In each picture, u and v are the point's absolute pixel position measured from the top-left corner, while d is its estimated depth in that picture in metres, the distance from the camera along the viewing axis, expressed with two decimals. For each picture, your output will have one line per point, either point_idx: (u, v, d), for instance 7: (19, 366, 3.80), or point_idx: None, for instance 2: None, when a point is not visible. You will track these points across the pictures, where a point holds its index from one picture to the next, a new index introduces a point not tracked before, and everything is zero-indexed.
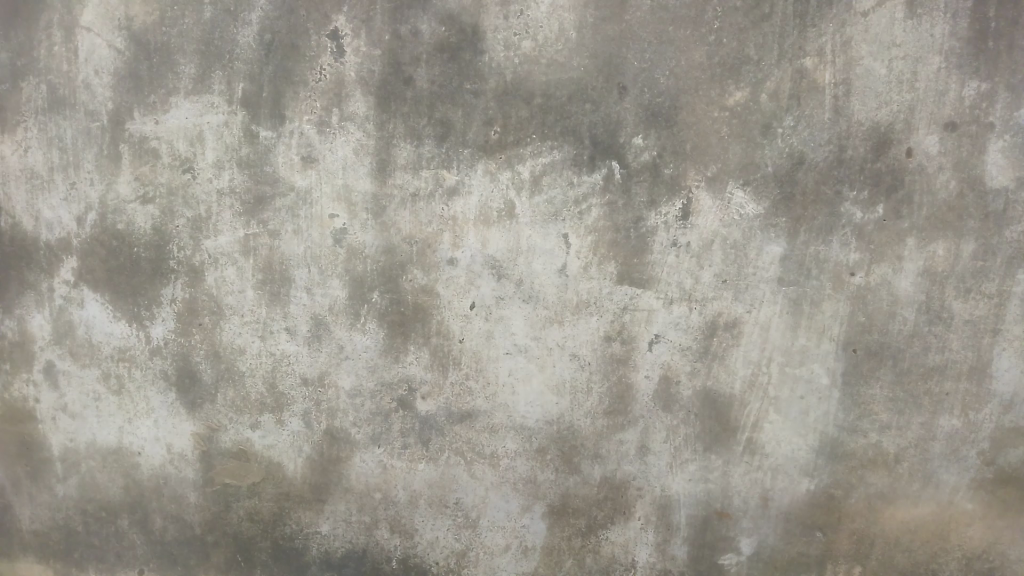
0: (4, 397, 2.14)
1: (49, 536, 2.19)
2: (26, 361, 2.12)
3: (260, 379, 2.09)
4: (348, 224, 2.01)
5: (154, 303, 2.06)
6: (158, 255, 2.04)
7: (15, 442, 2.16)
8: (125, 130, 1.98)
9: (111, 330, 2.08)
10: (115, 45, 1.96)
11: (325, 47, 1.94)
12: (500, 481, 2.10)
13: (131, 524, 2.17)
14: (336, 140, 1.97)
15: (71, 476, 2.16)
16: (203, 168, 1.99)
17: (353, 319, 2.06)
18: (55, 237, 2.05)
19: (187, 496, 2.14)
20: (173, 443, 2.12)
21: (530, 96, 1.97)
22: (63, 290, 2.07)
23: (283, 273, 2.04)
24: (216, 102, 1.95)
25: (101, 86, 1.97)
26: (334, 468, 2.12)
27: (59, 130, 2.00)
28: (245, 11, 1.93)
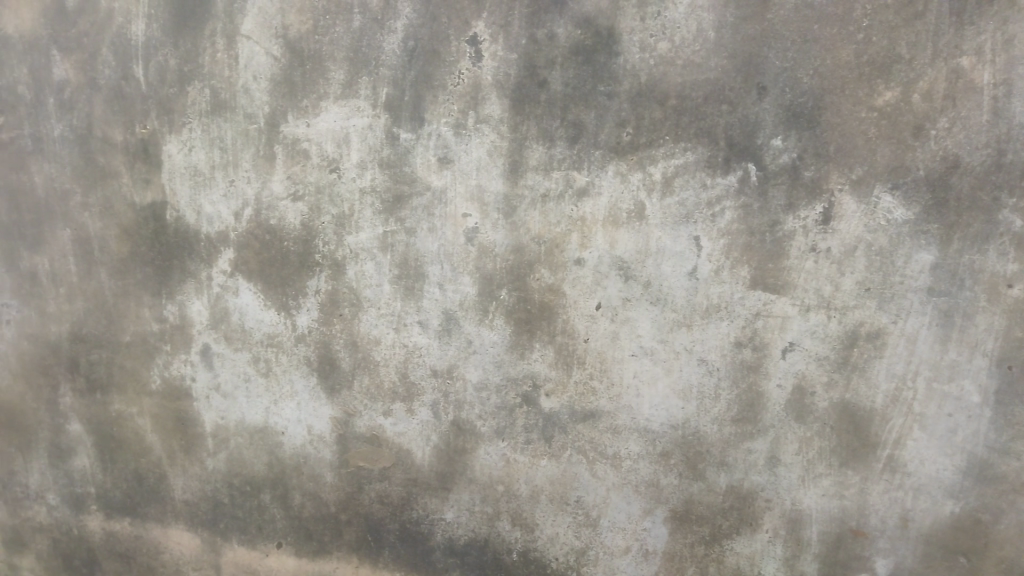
0: (164, 376, 2.31)
1: (198, 506, 2.36)
2: (185, 343, 2.28)
3: (393, 368, 2.20)
4: (480, 223, 2.06)
5: (300, 294, 2.20)
6: (305, 249, 2.17)
7: (173, 418, 2.32)
8: (279, 133, 2.09)
9: (261, 317, 2.23)
10: (272, 52, 2.04)
11: (463, 52, 1.98)
12: (622, 482, 2.12)
13: (272, 499, 2.32)
14: (471, 142, 2.02)
15: (220, 451, 2.32)
16: (348, 168, 2.09)
17: (481, 314, 2.12)
18: (215, 230, 2.19)
19: (323, 475, 2.28)
20: (313, 425, 2.26)
21: (664, 98, 1.95)
22: (220, 278, 2.22)
23: (417, 268, 2.12)
24: (361, 107, 2.04)
25: (258, 91, 2.07)
26: (459, 458, 2.20)
27: (221, 131, 2.12)
28: (391, 19, 1.99)
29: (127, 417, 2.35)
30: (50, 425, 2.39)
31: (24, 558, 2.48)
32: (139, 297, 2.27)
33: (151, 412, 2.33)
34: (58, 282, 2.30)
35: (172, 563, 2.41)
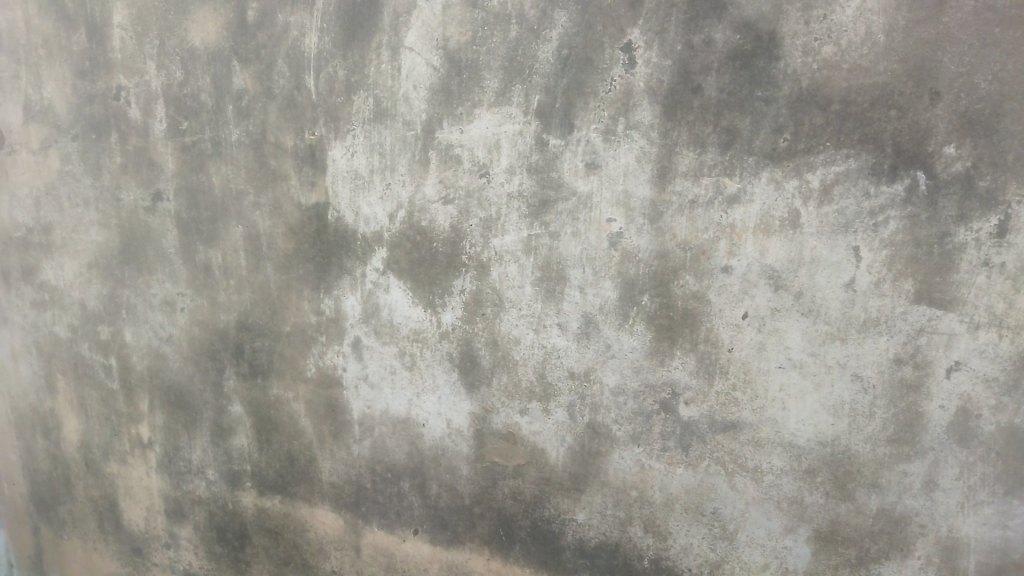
0: (319, 364, 2.48)
1: (343, 489, 2.51)
2: (339, 335, 2.43)
3: (531, 368, 2.24)
4: (624, 228, 2.08)
5: (446, 292, 2.29)
6: (452, 250, 2.26)
7: (324, 404, 2.49)
8: (434, 138, 2.20)
9: (409, 313, 2.34)
10: (432, 63, 2.15)
11: (618, 59, 2.01)
12: (762, 497, 2.10)
13: (411, 487, 2.43)
14: (620, 147, 2.05)
15: (366, 438, 2.46)
16: (497, 173, 2.16)
17: (621, 319, 2.13)
18: (371, 230, 2.33)
19: (460, 468, 2.37)
20: (452, 419, 2.35)
21: (826, 103, 1.91)
22: (372, 275, 2.36)
23: (560, 271, 2.16)
24: (513, 114, 2.11)
25: (417, 100, 2.18)
26: (593, 461, 2.22)
27: (380, 137, 2.24)
28: (547, 28, 2.05)
29: (283, 402, 2.53)
30: (214, 405, 2.62)
31: (184, 527, 2.73)
32: (301, 291, 2.45)
33: (305, 398, 2.51)
34: (229, 274, 2.50)
35: (317, 541, 2.58)
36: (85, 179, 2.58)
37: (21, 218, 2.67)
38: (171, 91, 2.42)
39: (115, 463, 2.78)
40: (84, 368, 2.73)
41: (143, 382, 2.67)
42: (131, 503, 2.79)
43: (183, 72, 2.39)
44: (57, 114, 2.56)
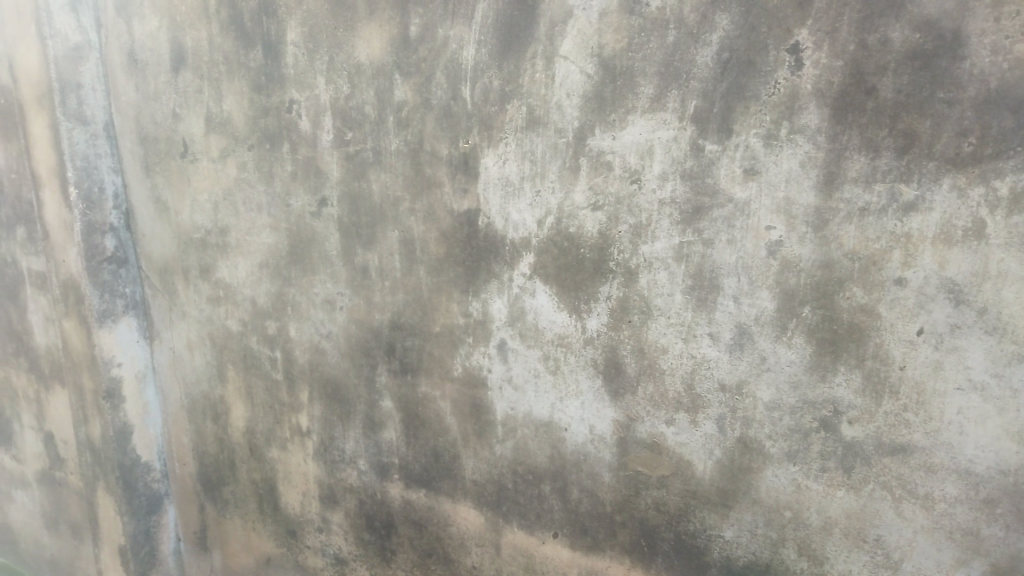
0: (466, 365, 2.55)
1: (485, 487, 2.59)
2: (485, 337, 2.50)
3: (679, 378, 2.20)
4: (785, 236, 2.00)
5: (593, 298, 2.29)
6: (600, 256, 2.25)
7: (469, 404, 2.57)
8: (586, 145, 2.21)
9: (554, 318, 2.36)
10: (586, 71, 2.16)
11: (783, 61, 1.94)
12: (933, 526, 1.96)
13: (552, 490, 2.47)
14: (782, 152, 1.97)
15: (508, 439, 2.52)
16: (649, 179, 2.13)
17: (779, 331, 2.04)
18: (519, 236, 2.37)
19: (602, 475, 2.37)
20: (595, 425, 2.35)
21: (1020, 104, 1.74)
22: (520, 280, 2.40)
23: (712, 280, 2.11)
24: (668, 119, 2.08)
25: (570, 107, 2.20)
26: (744, 477, 2.16)
27: (532, 145, 2.28)
28: (707, 32, 2.00)
29: (430, 399, 2.64)
30: (366, 400, 2.77)
31: (335, 513, 2.92)
32: (450, 294, 2.53)
33: (451, 397, 2.60)
34: (384, 276, 2.64)
35: (459, 536, 2.68)
36: (258, 186, 2.78)
37: (200, 220, 2.93)
38: (338, 104, 2.55)
39: (275, 449, 3.00)
40: (252, 360, 2.97)
41: (303, 374, 2.88)
42: (288, 487, 3.01)
43: (349, 85, 2.51)
44: (235, 125, 2.75)
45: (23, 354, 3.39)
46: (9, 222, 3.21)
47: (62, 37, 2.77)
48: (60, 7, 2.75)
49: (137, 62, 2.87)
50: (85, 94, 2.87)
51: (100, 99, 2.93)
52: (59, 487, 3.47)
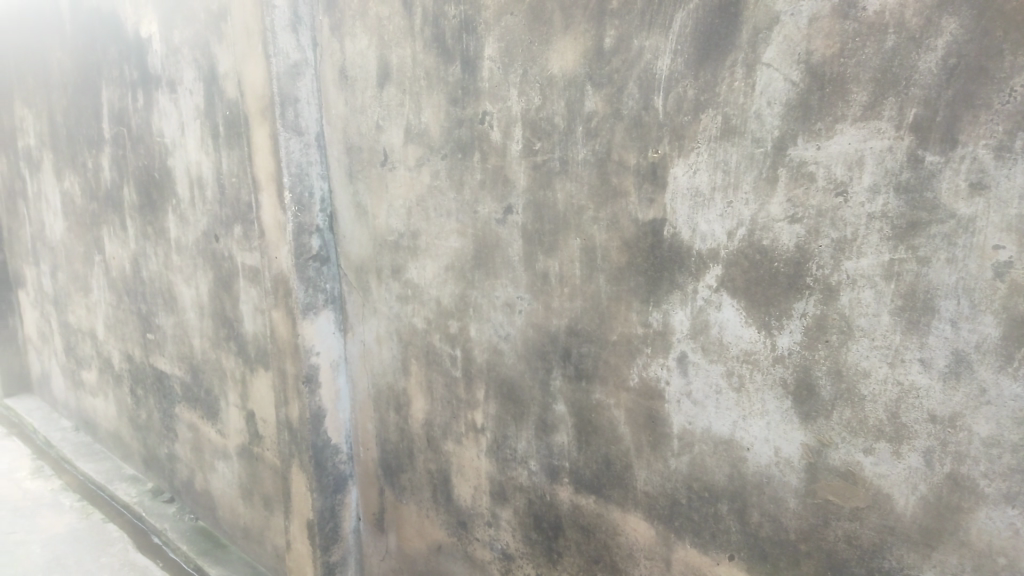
0: (643, 375, 2.53)
1: (657, 500, 2.56)
2: (664, 348, 2.46)
3: (881, 404, 2.05)
4: (1017, 257, 1.80)
5: (786, 315, 2.19)
6: (796, 271, 2.15)
7: (645, 415, 2.55)
8: (786, 155, 2.12)
9: (741, 333, 2.28)
10: (791, 78, 2.07)
11: (1020, 68, 1.73)
12: None
13: (729, 510, 2.40)
14: (1017, 166, 1.77)
15: (685, 453, 2.47)
16: (857, 191, 2.01)
17: (1004, 360, 1.84)
18: (707, 246, 2.31)
19: (787, 500, 2.27)
20: (782, 448, 2.25)
21: None
22: (705, 292, 2.34)
23: (927, 301, 1.94)
24: (882, 129, 1.95)
25: (771, 116, 2.13)
26: (952, 517, 1.97)
27: (726, 155, 2.23)
28: (932, 36, 1.84)
29: (605, 407, 2.65)
30: (540, 402, 2.84)
31: (504, 509, 3.02)
32: (630, 303, 2.52)
33: (626, 406, 2.59)
34: (564, 282, 2.68)
35: (628, 546, 2.66)
36: (449, 193, 2.94)
37: (395, 224, 3.15)
38: (529, 115, 2.64)
39: (451, 442, 3.16)
40: (434, 356, 3.15)
41: (481, 373, 3.01)
42: (461, 480, 3.16)
43: (540, 97, 2.60)
44: (431, 135, 2.93)
45: (235, 338, 3.82)
46: (230, 221, 3.64)
47: (284, 55, 3.07)
48: (283, 28, 3.04)
49: (347, 78, 3.13)
50: (301, 107, 3.18)
51: (313, 111, 3.22)
52: (257, 461, 3.86)
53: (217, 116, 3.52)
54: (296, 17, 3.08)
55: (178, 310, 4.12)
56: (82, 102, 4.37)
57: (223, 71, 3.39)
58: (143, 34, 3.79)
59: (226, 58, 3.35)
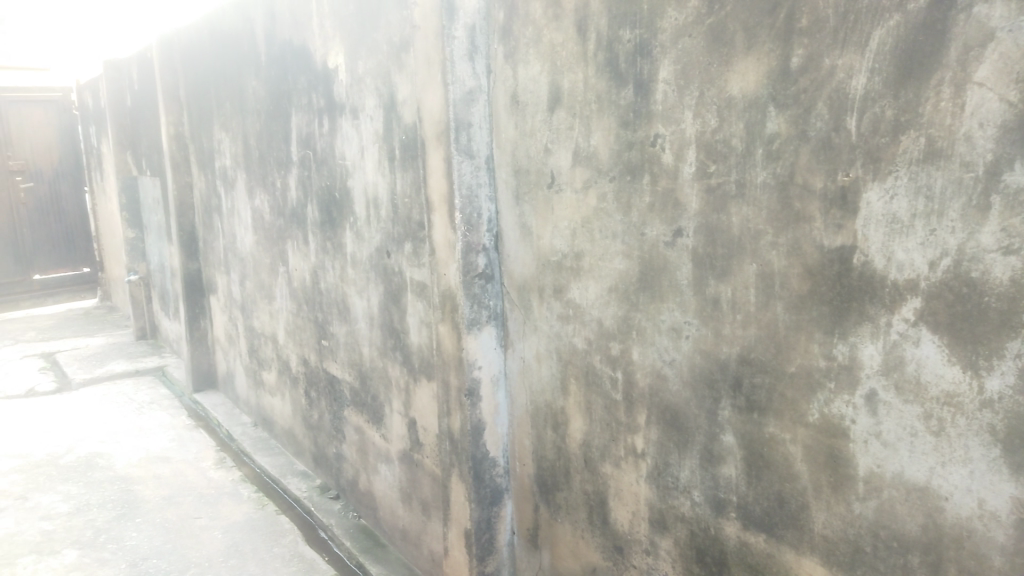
0: (824, 411, 2.38)
1: (836, 545, 2.40)
2: (850, 385, 2.30)
3: None
4: None
5: (996, 355, 1.98)
6: (1011, 307, 1.93)
7: (825, 453, 2.40)
8: (1001, 181, 1.92)
9: (942, 372, 2.09)
10: (1008, 98, 1.88)
11: None
12: None
13: (921, 563, 2.20)
14: None
15: (871, 498, 2.29)
16: None
17: None
18: (903, 277, 2.14)
19: (991, 557, 2.05)
20: (987, 500, 2.03)
21: None
22: (899, 327, 2.17)
23: None
24: None
25: (983, 138, 1.94)
26: None
27: (929, 179, 2.06)
28: None
29: (780, 442, 2.51)
30: (707, 431, 2.75)
31: (664, 538, 2.95)
32: (811, 334, 2.38)
33: (804, 442, 2.45)
34: (737, 309, 2.58)
35: None
36: (616, 215, 2.94)
37: (559, 244, 3.20)
38: (705, 137, 2.58)
39: (609, 465, 3.14)
40: (594, 377, 3.16)
41: (643, 397, 2.97)
42: (618, 503, 3.13)
43: (718, 119, 2.53)
44: (600, 158, 2.95)
45: (401, 349, 4.04)
46: (401, 239, 3.86)
47: (460, 83, 3.24)
48: (461, 57, 3.22)
49: (518, 103, 3.23)
50: (474, 132, 3.32)
51: (484, 135, 3.35)
52: (417, 467, 4.04)
53: (394, 140, 3.75)
54: (472, 46, 3.25)
55: (351, 320, 4.43)
56: (273, 127, 4.84)
57: (401, 98, 3.62)
58: (330, 65, 4.13)
59: (405, 86, 3.58)
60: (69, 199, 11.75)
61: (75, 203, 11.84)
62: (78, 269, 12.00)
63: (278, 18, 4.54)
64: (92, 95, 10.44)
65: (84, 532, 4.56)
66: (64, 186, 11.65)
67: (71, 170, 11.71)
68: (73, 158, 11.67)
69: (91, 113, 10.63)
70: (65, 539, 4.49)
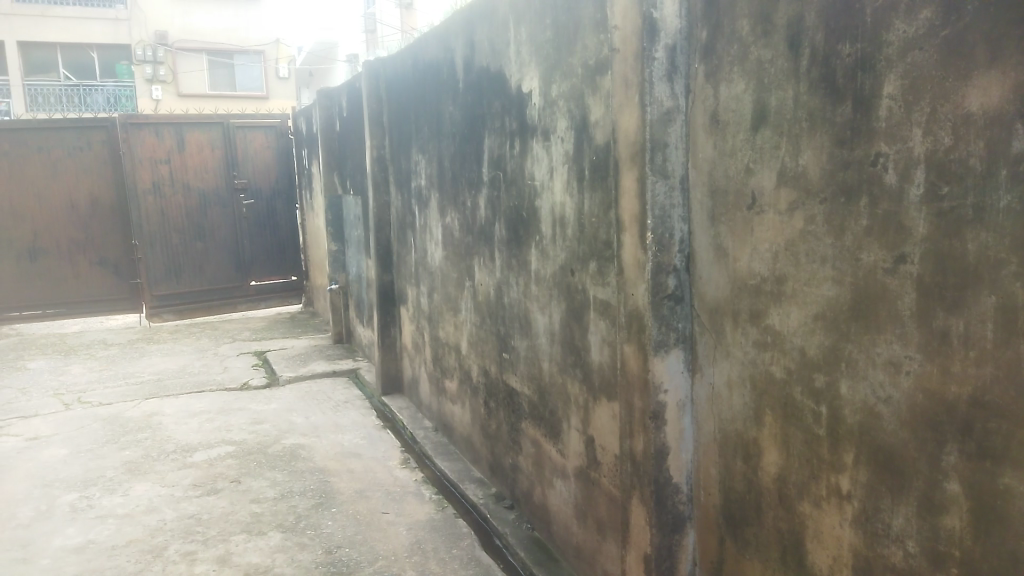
0: None
1: None
2: None
3: None
4: None
5: None
6: None
7: None
8: None
9: None
10: None
11: None
12: None
13: None
14: None
15: None
16: None
17: None
18: None
19: None
20: None
21: None
22: None
23: None
24: None
25: None
26: None
27: None
28: None
29: (1017, 495, 2.20)
30: (925, 476, 2.48)
31: None
32: None
33: None
34: (969, 345, 2.31)
35: None
36: (825, 239, 2.76)
37: (758, 268, 3.07)
38: (936, 156, 2.35)
39: (808, 504, 2.95)
40: (793, 410, 2.98)
41: (850, 435, 2.75)
42: (817, 546, 2.92)
43: (953, 137, 2.30)
44: (809, 178, 2.80)
45: (581, 366, 4.07)
46: (586, 257, 3.90)
47: (658, 103, 3.24)
48: (660, 77, 3.23)
49: (718, 122, 3.16)
50: (670, 152, 3.30)
51: (680, 156, 3.32)
52: (593, 485, 4.05)
53: (584, 161, 3.82)
54: (672, 67, 3.25)
55: (532, 335, 4.55)
56: (467, 149, 5.12)
57: (594, 120, 3.68)
58: (524, 90, 4.30)
59: (598, 108, 3.64)
60: (283, 215, 13.24)
61: (287, 219, 13.27)
62: (286, 277, 13.37)
63: (476, 46, 4.82)
64: (305, 121, 11.72)
65: (288, 517, 5.05)
66: (279, 203, 13.14)
67: (285, 188, 13.17)
68: (287, 178, 13.14)
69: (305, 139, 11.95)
70: (272, 521, 4.99)
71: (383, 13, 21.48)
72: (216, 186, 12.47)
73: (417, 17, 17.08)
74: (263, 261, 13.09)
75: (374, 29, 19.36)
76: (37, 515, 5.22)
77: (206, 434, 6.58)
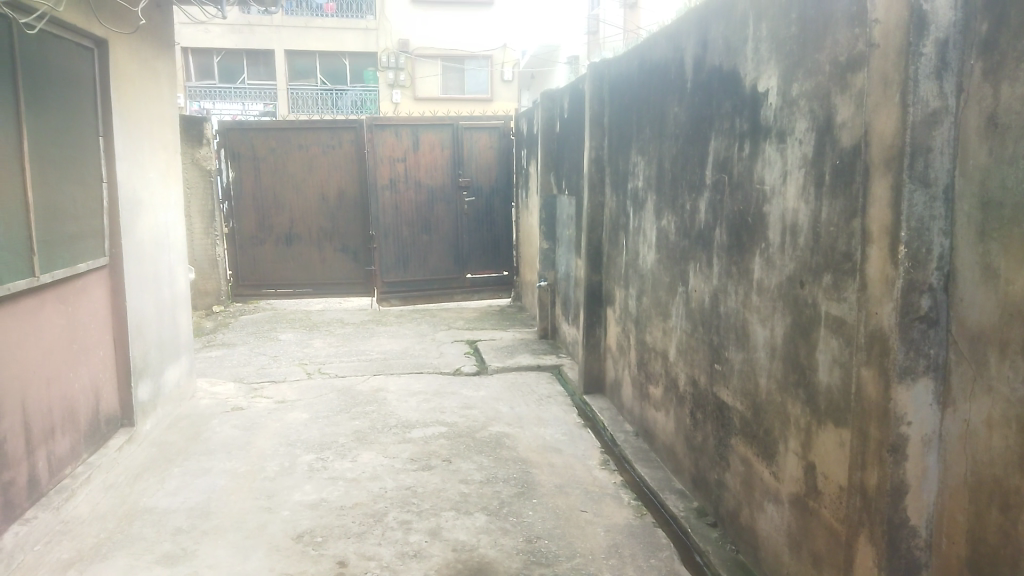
0: None
1: None
2: None
3: None
4: None
5: None
6: None
7: None
8: None
9: None
10: None
11: None
12: None
13: None
14: None
15: None
16: None
17: None
18: None
19: None
20: None
21: None
22: None
23: None
24: None
25: None
26: None
27: None
28: None
29: None
30: None
31: None
32: None
33: None
34: None
35: None
36: None
37: None
38: None
39: None
40: None
41: None
42: None
43: None
44: None
45: (805, 387, 3.78)
46: (820, 269, 3.60)
47: (923, 103, 2.89)
48: (927, 75, 2.87)
49: (997, 125, 2.71)
50: (933, 157, 2.92)
51: (946, 162, 2.91)
52: (811, 515, 3.74)
53: (825, 165, 3.53)
54: (943, 63, 2.86)
55: (749, 348, 4.32)
56: (690, 151, 4.98)
57: (841, 120, 3.38)
58: (759, 89, 4.09)
59: (847, 108, 3.34)
60: (500, 212, 13.92)
61: (503, 216, 13.94)
62: (499, 271, 14.07)
63: (709, 45, 4.66)
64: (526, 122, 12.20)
65: (492, 501, 5.30)
66: (497, 201, 13.84)
67: (503, 187, 13.85)
68: (506, 177, 13.79)
69: (525, 139, 12.46)
70: (478, 503, 5.27)
71: (607, 11, 22.00)
72: (443, 183, 13.45)
73: (644, 15, 17.13)
74: (479, 255, 13.88)
75: (598, 29, 19.97)
76: (282, 470, 6.01)
77: (423, 413, 7.13)
